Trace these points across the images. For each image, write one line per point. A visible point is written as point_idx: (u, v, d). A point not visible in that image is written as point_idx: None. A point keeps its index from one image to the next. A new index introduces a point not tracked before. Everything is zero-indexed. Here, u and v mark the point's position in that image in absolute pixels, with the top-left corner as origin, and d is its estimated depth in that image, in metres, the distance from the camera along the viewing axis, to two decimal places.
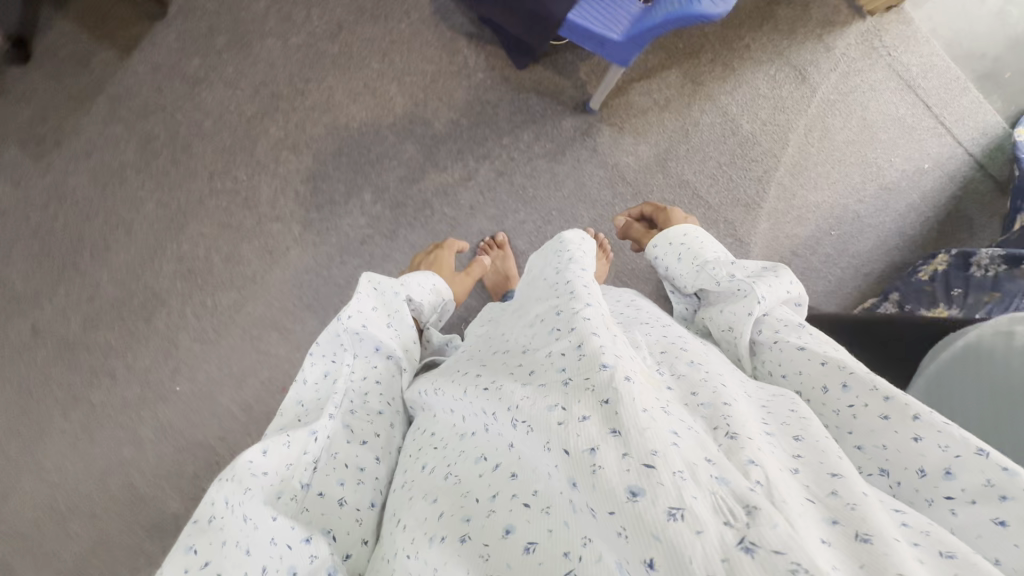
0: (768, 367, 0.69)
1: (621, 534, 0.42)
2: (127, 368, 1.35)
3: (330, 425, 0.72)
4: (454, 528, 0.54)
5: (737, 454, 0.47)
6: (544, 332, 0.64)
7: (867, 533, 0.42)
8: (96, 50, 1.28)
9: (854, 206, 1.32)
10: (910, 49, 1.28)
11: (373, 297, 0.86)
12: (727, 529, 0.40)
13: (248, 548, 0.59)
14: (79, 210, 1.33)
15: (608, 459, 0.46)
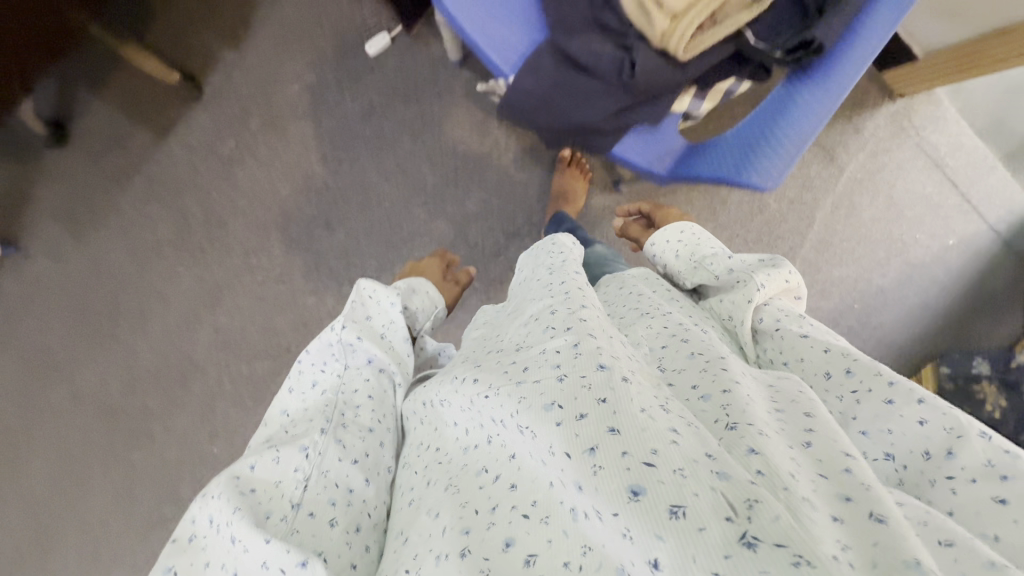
0: (772, 352, 0.64)
1: (627, 535, 0.40)
2: (166, 433, 1.37)
3: (322, 441, 0.63)
4: (454, 542, 0.47)
5: (737, 446, 0.45)
6: (536, 328, 0.61)
7: (881, 512, 0.39)
8: (133, 132, 1.29)
9: (878, 280, 1.33)
10: (939, 129, 1.29)
11: (370, 315, 0.83)
12: (729, 525, 0.37)
13: (236, 571, 0.52)
14: (117, 283, 1.35)
15: (609, 456, 0.44)
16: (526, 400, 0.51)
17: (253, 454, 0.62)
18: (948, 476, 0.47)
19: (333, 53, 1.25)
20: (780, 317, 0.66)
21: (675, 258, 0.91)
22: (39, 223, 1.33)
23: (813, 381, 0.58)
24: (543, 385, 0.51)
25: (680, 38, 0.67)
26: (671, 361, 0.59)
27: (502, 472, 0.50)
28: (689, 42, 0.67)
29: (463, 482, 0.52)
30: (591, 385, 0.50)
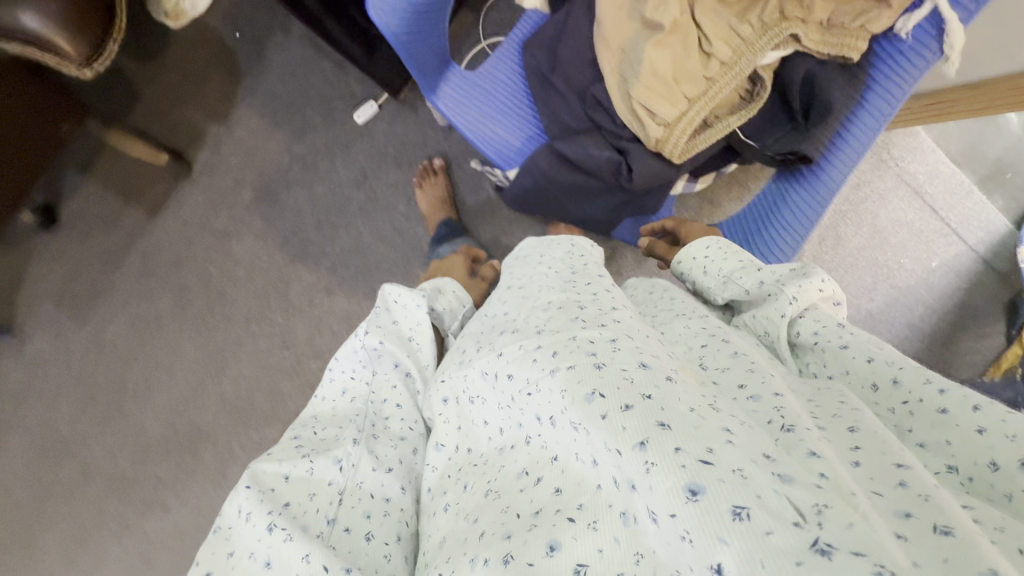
0: (811, 369, 0.53)
1: (685, 539, 0.34)
2: (178, 503, 1.27)
3: (356, 452, 0.58)
4: (495, 548, 0.42)
5: (798, 448, 0.38)
6: (562, 317, 0.53)
7: (948, 525, 0.33)
8: (126, 211, 1.28)
9: (866, 304, 1.38)
10: (917, 159, 1.34)
11: (398, 319, 0.73)
12: (796, 531, 0.32)
13: (268, 560, 0.49)
14: (118, 357, 1.30)
15: (662, 452, 0.38)
16: (569, 393, 0.45)
17: (279, 461, 0.58)
18: (1003, 486, 0.38)
19: (323, 119, 1.25)
20: (819, 326, 0.54)
21: (699, 275, 0.69)
22: (35, 305, 1.31)
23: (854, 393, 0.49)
24: (579, 374, 0.45)
25: (674, 146, 0.68)
26: (715, 360, 0.52)
27: (547, 475, 0.45)
28: (684, 147, 0.69)
29: (504, 488, 0.47)
30: (632, 377, 0.44)
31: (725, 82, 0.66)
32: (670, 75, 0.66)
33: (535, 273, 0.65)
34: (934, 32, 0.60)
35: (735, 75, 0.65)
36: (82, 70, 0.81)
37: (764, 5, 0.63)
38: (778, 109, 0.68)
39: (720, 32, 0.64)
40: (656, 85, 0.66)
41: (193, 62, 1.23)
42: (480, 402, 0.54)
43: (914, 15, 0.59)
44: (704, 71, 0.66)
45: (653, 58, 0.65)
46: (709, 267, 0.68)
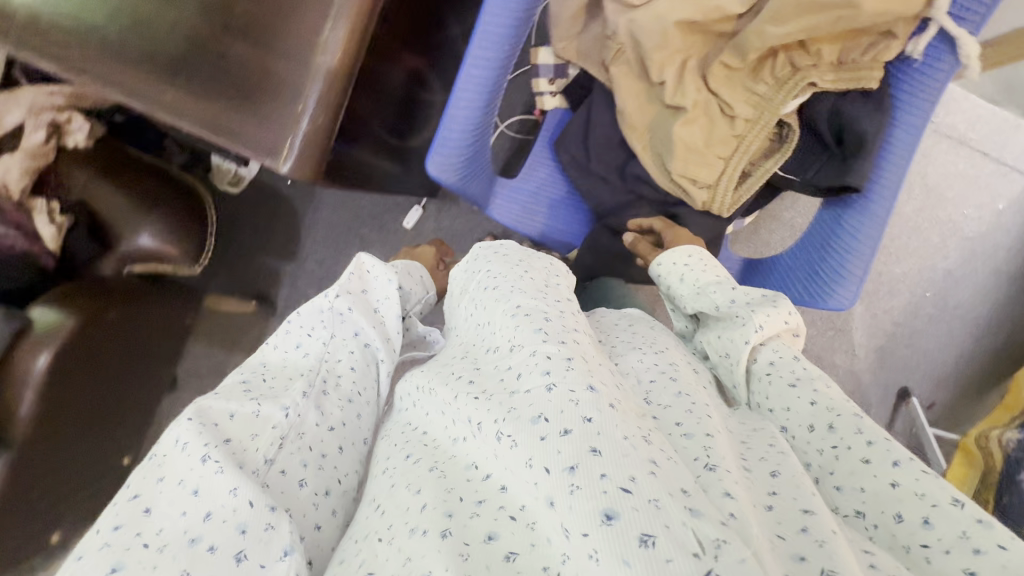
0: (756, 401, 0.57)
1: (592, 557, 0.37)
2: None
3: (303, 404, 0.59)
4: (436, 521, 0.44)
5: (713, 487, 0.42)
6: (526, 328, 0.53)
7: (833, 571, 0.37)
8: (229, 358, 1.36)
9: (942, 264, 1.35)
10: (953, 109, 1.31)
11: (363, 293, 0.76)
12: (694, 563, 0.35)
13: (196, 489, 0.47)
14: None
15: (588, 477, 0.39)
16: (516, 411, 0.45)
17: (224, 399, 0.57)
18: (927, 544, 0.42)
19: (376, 232, 1.34)
20: (777, 356, 0.57)
21: (674, 283, 0.70)
22: None
23: (794, 434, 0.52)
24: (534, 398, 0.46)
25: (725, 202, 0.73)
26: (659, 394, 0.54)
27: (493, 473, 0.46)
28: (729, 201, 0.74)
29: (450, 470, 0.49)
30: (578, 400, 0.44)
31: (756, 136, 0.70)
32: (705, 146, 0.71)
33: (504, 269, 0.65)
34: (947, 50, 0.62)
35: (764, 128, 0.70)
36: (195, 267, 0.93)
37: (773, 65, 0.67)
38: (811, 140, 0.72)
39: (738, 97, 0.69)
40: (696, 160, 0.71)
41: (256, 214, 1.35)
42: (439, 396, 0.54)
43: (921, 38, 0.62)
44: (733, 134, 0.70)
45: (687, 139, 0.70)
46: (686, 275, 0.69)
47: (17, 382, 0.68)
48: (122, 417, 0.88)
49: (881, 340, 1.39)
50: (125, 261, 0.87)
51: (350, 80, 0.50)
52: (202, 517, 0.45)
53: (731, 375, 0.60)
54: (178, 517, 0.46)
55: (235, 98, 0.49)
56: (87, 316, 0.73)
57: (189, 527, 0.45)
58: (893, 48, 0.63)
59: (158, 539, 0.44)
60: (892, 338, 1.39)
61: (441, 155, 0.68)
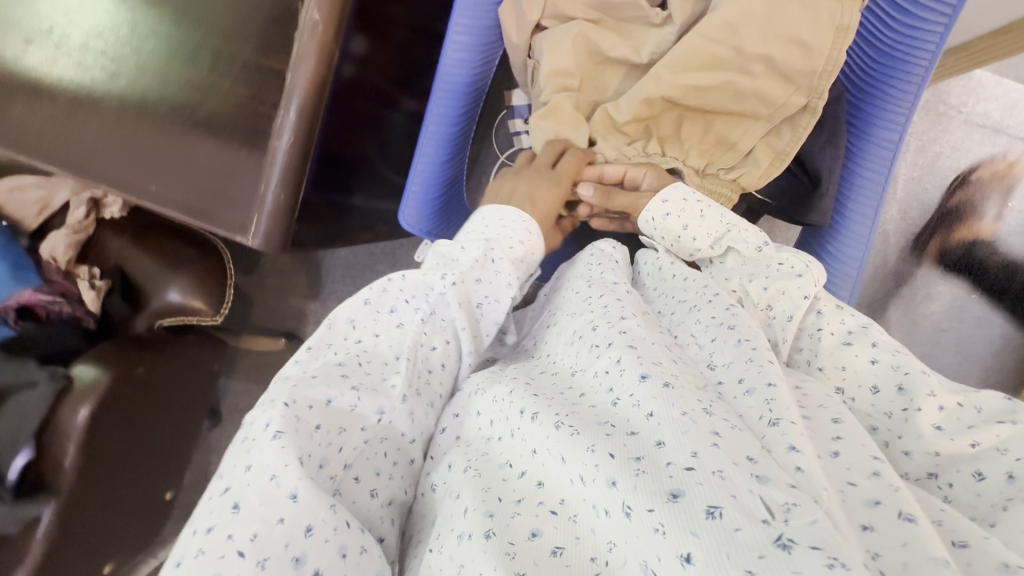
0: (807, 355, 0.57)
1: (659, 530, 0.37)
2: None
3: (399, 409, 0.55)
4: (478, 522, 0.45)
5: (778, 445, 0.42)
6: (581, 352, 0.54)
7: (911, 513, 0.38)
8: None
9: (987, 263, 1.25)
10: (984, 97, 1.22)
11: (473, 284, 0.62)
12: (765, 529, 0.36)
13: (294, 493, 0.44)
14: None
15: (653, 465, 0.41)
16: (578, 412, 0.48)
17: (321, 382, 0.52)
18: (1013, 497, 0.42)
19: (391, 268, 1.38)
20: (846, 323, 0.56)
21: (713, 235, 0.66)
22: None
23: (858, 397, 0.53)
24: (595, 403, 0.49)
25: (619, 206, 0.73)
26: (722, 354, 0.52)
27: (530, 469, 0.47)
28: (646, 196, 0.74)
29: (485, 469, 0.50)
30: (635, 394, 0.46)
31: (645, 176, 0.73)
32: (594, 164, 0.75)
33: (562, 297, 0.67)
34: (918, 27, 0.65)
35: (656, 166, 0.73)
36: (216, 317, 0.99)
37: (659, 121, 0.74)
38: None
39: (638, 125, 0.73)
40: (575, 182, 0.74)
41: (280, 258, 1.42)
42: (489, 394, 0.55)
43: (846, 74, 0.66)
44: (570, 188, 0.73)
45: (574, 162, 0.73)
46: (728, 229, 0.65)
47: (62, 436, 0.77)
48: (167, 450, 0.99)
49: (926, 349, 1.28)
50: (154, 317, 0.96)
51: (305, 161, 0.55)
52: (304, 530, 0.43)
53: (777, 330, 0.58)
54: (275, 522, 0.43)
55: (208, 186, 0.56)
56: (119, 373, 0.81)
57: (265, 528, 0.43)
58: (781, 137, 0.71)
59: (255, 548, 0.42)
60: (936, 344, 1.28)
61: (412, 206, 0.72)
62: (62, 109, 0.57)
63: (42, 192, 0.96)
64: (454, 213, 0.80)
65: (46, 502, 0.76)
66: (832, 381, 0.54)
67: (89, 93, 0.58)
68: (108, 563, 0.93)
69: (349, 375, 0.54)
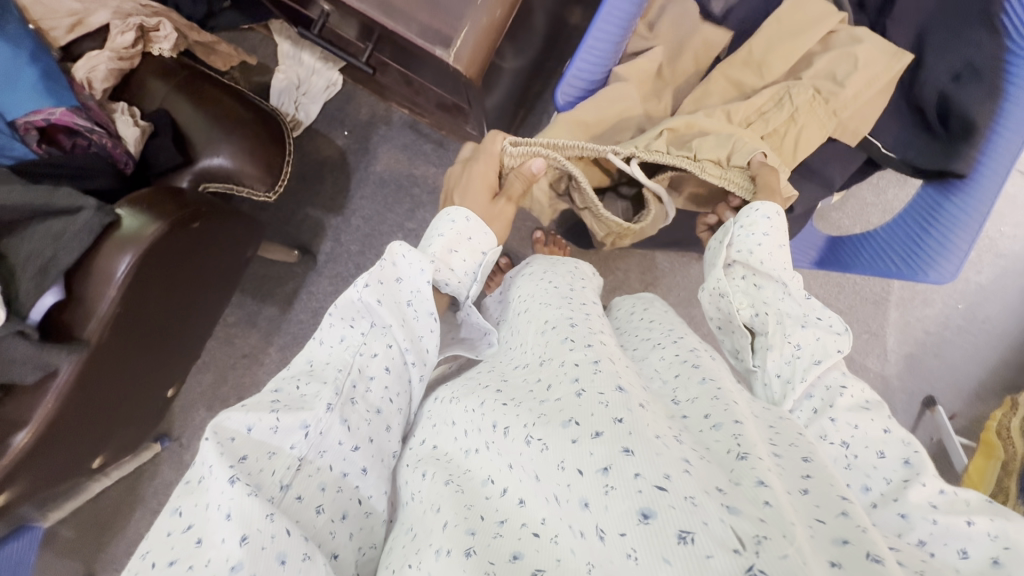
0: (818, 405, 0.54)
1: (631, 557, 0.34)
2: None
3: (327, 419, 0.50)
4: (457, 539, 0.40)
5: (747, 476, 0.38)
6: (554, 342, 0.54)
7: (879, 554, 0.33)
8: (262, 308, 1.28)
9: (974, 278, 1.40)
10: None
11: (404, 301, 0.61)
12: (736, 560, 0.32)
13: (229, 513, 0.40)
14: None
15: (622, 478, 0.37)
16: (546, 416, 0.44)
17: (245, 409, 0.49)
18: None
19: (430, 195, 1.27)
20: (862, 392, 0.55)
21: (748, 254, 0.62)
22: (182, 414, 1.27)
23: (858, 455, 0.50)
24: (564, 403, 0.45)
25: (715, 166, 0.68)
26: (686, 391, 0.50)
27: (511, 485, 0.43)
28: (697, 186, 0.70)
29: (467, 486, 0.46)
30: (608, 404, 0.43)
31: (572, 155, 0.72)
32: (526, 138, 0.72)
33: (534, 286, 0.68)
34: None
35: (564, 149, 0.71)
36: (269, 194, 0.87)
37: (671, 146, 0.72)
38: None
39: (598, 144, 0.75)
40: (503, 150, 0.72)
41: (304, 160, 1.28)
42: (465, 405, 0.52)
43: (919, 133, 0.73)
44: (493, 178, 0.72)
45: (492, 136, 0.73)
46: (761, 255, 0.62)
47: (100, 280, 0.64)
48: (179, 336, 0.83)
49: (911, 347, 1.41)
50: (200, 178, 0.82)
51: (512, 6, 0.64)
52: (238, 539, 0.38)
53: (798, 370, 0.56)
54: (219, 543, 0.39)
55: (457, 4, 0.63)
56: (173, 220, 0.68)
57: (226, 558, 0.38)
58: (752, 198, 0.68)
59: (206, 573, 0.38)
60: (922, 346, 1.41)
61: (570, 85, 0.75)
62: None
63: (76, 5, 0.78)
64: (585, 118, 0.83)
65: (67, 360, 0.62)
66: (836, 436, 0.51)
67: None
68: (99, 455, 0.79)
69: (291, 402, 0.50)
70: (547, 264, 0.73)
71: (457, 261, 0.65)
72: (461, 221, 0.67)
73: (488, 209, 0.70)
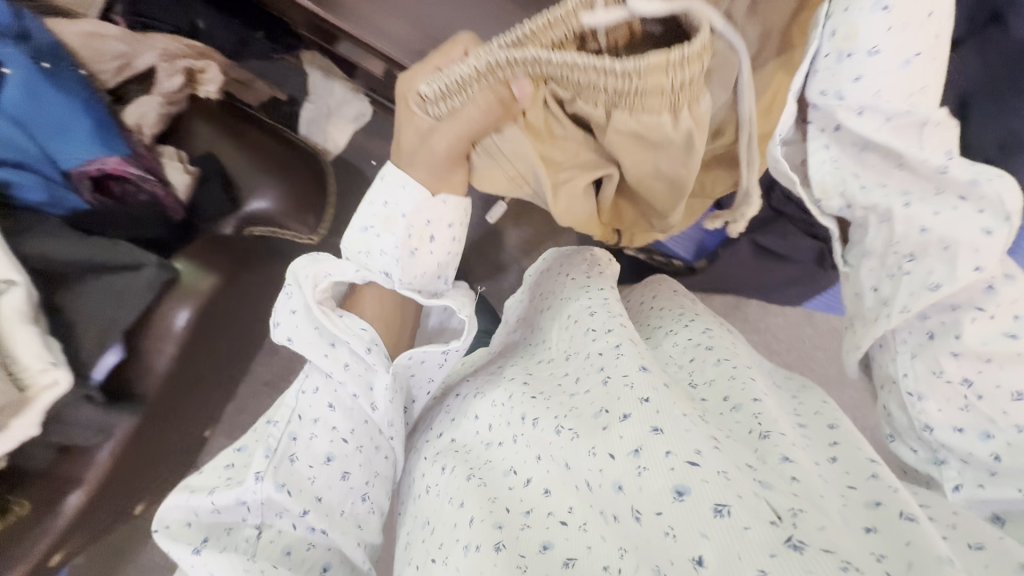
0: (905, 354, 0.46)
1: (669, 534, 0.40)
2: None
3: (260, 489, 0.50)
4: (486, 534, 0.45)
5: (772, 457, 0.45)
6: (577, 335, 0.62)
7: (912, 513, 0.39)
8: None
9: None
10: None
11: (324, 343, 0.57)
12: (774, 529, 0.37)
13: (240, 560, 0.47)
14: None
15: (653, 458, 0.44)
16: (577, 411, 0.52)
17: (187, 493, 0.54)
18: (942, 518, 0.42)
19: None
20: (988, 281, 0.42)
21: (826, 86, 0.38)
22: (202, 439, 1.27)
23: (983, 397, 0.43)
24: (593, 396, 0.53)
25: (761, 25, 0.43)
26: (702, 374, 0.59)
27: (535, 476, 0.49)
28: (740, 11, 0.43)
29: (488, 478, 0.52)
30: (633, 387, 0.49)
31: (536, 50, 0.41)
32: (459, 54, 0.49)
33: (553, 281, 0.75)
34: None
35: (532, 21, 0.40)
36: (312, 236, 0.88)
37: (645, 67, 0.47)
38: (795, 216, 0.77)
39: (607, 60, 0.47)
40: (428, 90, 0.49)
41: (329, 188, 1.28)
42: (489, 399, 0.60)
43: None
44: (422, 124, 0.49)
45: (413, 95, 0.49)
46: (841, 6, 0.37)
47: (158, 336, 0.65)
48: (223, 373, 0.84)
49: None
50: (245, 223, 0.82)
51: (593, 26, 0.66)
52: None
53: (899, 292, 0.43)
54: None
55: None
56: (226, 275, 0.69)
57: None
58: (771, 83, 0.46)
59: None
60: None
61: None
62: None
63: (124, 48, 0.77)
64: None
65: (124, 420, 0.64)
66: (951, 370, 0.44)
67: None
68: (140, 502, 0.78)
69: (236, 473, 0.53)
70: (563, 256, 0.78)
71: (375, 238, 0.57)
72: (380, 182, 0.57)
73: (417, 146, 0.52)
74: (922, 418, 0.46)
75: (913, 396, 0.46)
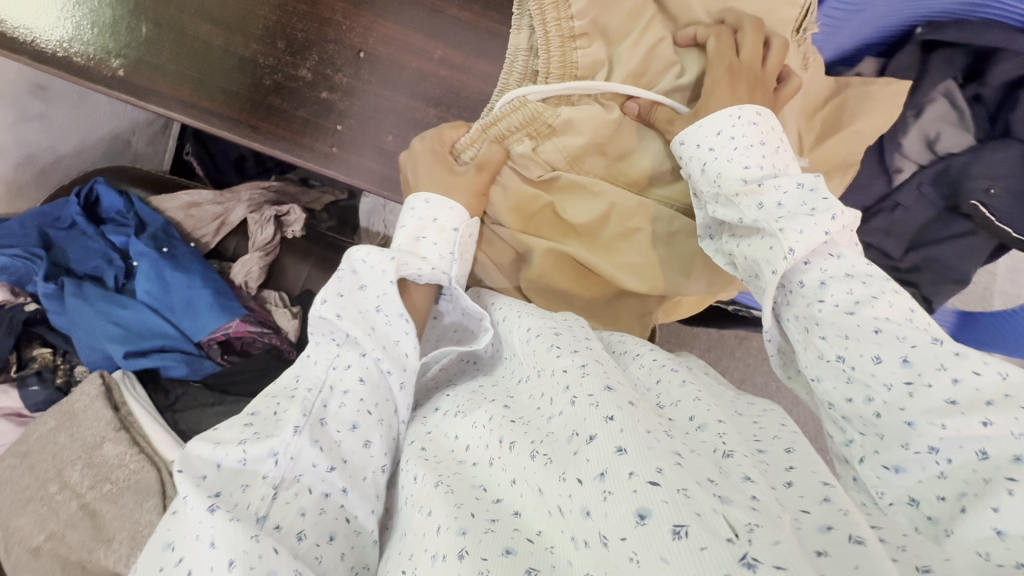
0: (804, 323, 0.41)
1: (633, 561, 0.29)
2: None
3: (297, 442, 0.39)
4: (449, 541, 0.33)
5: (732, 474, 0.34)
6: (538, 349, 0.44)
7: (861, 536, 0.31)
8: None
9: None
10: None
11: (371, 309, 0.47)
12: (730, 549, 0.27)
13: (213, 541, 0.32)
14: None
15: (617, 481, 0.32)
16: (553, 434, 0.37)
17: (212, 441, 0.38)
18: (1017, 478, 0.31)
19: None
20: (851, 292, 0.40)
21: (693, 174, 0.50)
22: None
23: (856, 366, 0.38)
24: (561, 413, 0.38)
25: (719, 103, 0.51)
26: (667, 395, 0.44)
27: (508, 495, 0.37)
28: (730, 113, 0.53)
29: (458, 485, 0.38)
30: (598, 399, 0.36)
31: (511, 124, 0.56)
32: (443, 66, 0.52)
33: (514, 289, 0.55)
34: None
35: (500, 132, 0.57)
36: None
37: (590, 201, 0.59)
38: (876, 261, 0.79)
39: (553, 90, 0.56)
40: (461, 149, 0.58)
41: None
42: (468, 419, 0.43)
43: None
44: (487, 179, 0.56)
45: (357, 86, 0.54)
46: (688, 140, 0.50)
47: None
48: None
49: None
50: None
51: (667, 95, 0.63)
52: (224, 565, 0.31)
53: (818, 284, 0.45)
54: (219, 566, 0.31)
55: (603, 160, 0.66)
56: None
57: None
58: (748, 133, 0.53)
59: None
60: None
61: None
62: (360, 108, 0.62)
63: (218, 208, 0.86)
64: (836, 42, 0.70)
65: None
66: (830, 352, 0.39)
67: (430, 80, 0.62)
68: None
69: (270, 422, 0.40)
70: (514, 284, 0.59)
71: (427, 247, 0.51)
72: (420, 205, 0.53)
73: (448, 181, 0.55)
74: (823, 397, 0.40)
75: (812, 380, 0.41)
